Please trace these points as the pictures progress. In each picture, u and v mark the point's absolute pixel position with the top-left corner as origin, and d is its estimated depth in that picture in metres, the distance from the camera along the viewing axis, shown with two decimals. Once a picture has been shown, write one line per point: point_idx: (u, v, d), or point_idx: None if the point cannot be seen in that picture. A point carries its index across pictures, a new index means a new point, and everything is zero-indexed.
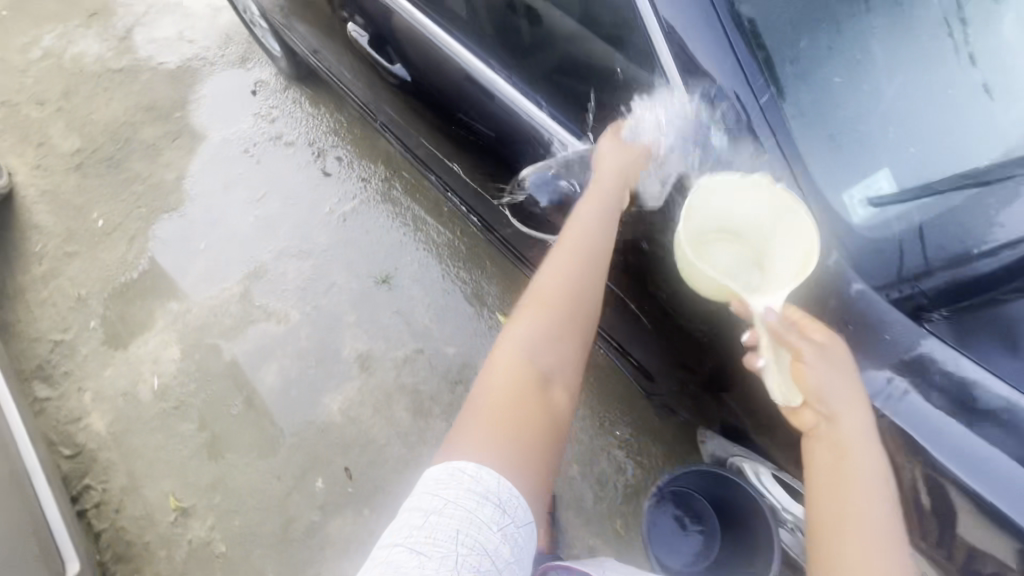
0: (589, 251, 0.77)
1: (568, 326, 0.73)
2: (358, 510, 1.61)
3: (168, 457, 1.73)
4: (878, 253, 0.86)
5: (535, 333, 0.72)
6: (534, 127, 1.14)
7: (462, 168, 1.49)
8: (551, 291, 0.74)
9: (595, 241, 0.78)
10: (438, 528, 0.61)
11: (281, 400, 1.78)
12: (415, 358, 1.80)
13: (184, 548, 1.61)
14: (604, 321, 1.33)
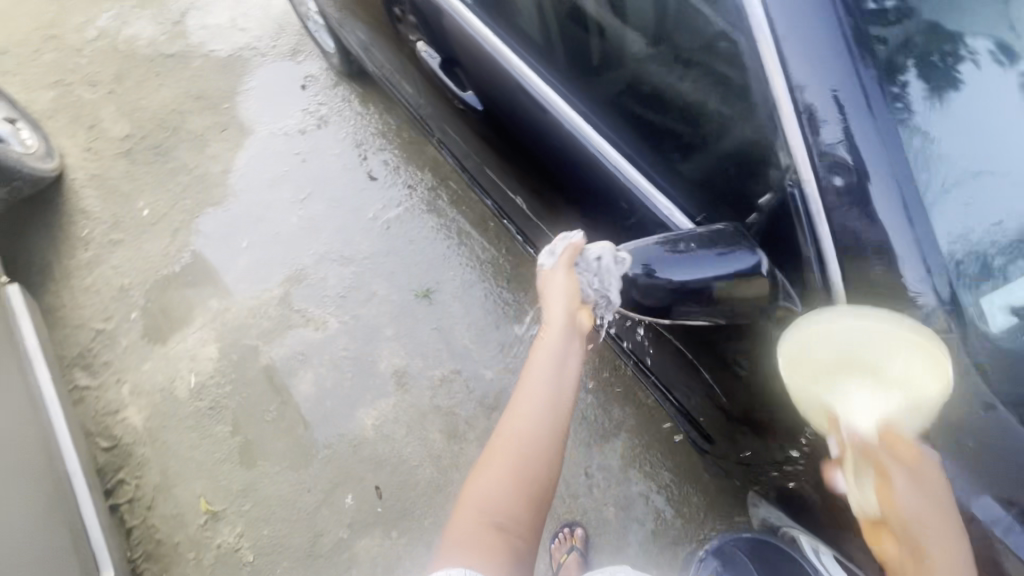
0: (544, 390, 0.83)
1: (530, 455, 0.79)
2: (386, 531, 1.59)
3: (201, 458, 1.73)
4: (1009, 364, 0.79)
5: (499, 466, 0.78)
6: (615, 174, 1.07)
7: (522, 198, 1.43)
8: (513, 426, 0.81)
9: (555, 372, 0.85)
10: None
11: (315, 409, 1.76)
12: (452, 379, 1.76)
13: (212, 552, 1.60)
14: (667, 377, 1.27)
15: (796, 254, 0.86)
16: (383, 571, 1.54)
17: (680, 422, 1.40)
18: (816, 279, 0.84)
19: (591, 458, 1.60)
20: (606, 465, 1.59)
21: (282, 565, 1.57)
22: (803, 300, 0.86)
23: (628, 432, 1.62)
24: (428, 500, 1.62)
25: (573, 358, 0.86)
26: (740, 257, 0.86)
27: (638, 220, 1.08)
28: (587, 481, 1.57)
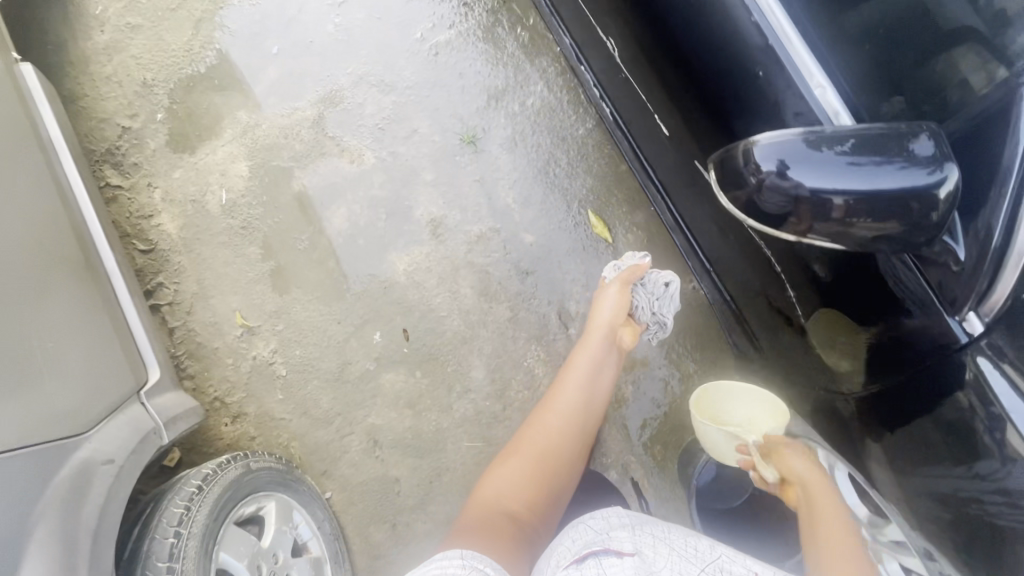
0: (569, 411, 1.24)
1: (541, 463, 1.15)
2: (411, 370, 1.66)
3: (235, 275, 1.75)
4: None
5: (516, 473, 1.14)
6: (767, 43, 0.94)
7: (626, 55, 1.27)
8: (536, 440, 1.19)
9: (574, 401, 1.25)
10: (572, 541, 0.88)
11: (348, 245, 1.72)
12: (490, 237, 1.68)
13: (249, 362, 1.71)
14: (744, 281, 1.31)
15: (987, 180, 0.82)
16: (406, 404, 1.65)
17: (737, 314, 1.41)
18: (998, 215, 0.81)
19: None
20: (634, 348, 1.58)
21: (312, 384, 1.68)
22: (967, 239, 0.85)
23: None
24: (453, 350, 1.65)
25: (601, 383, 1.30)
26: (898, 177, 0.74)
27: (769, 95, 0.96)
28: None
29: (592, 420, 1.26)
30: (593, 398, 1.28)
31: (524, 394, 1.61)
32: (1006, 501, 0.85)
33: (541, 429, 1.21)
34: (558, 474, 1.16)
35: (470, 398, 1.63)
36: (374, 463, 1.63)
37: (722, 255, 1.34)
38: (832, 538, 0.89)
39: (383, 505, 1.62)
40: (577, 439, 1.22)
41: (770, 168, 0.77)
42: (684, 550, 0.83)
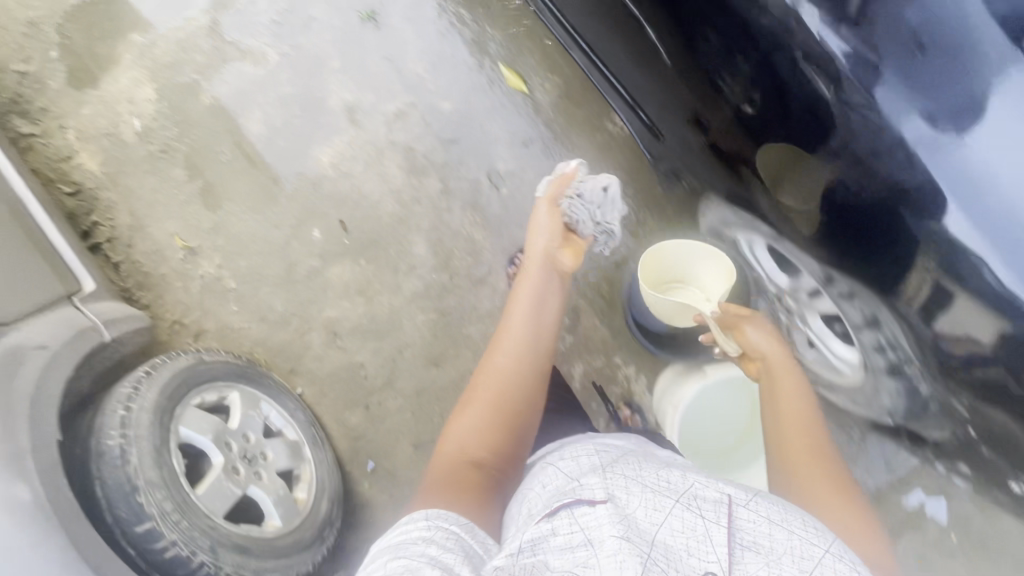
0: (522, 340, 1.08)
1: (501, 404, 1.00)
2: (355, 259, 1.67)
3: (166, 200, 1.74)
4: None
5: (476, 421, 0.99)
6: None
7: None
8: (492, 381, 1.03)
9: (525, 332, 1.10)
10: (538, 497, 0.81)
11: (270, 149, 1.70)
12: (408, 112, 1.65)
13: (198, 281, 1.72)
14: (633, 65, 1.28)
15: None
16: (357, 292, 1.67)
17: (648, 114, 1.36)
18: None
19: None
20: None
21: (263, 290, 1.70)
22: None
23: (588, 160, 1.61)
24: (392, 231, 1.66)
25: (551, 308, 1.17)
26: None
27: None
28: None
29: (548, 342, 1.11)
30: (544, 322, 1.13)
31: (467, 260, 1.63)
32: None
33: (492, 370, 1.05)
34: (523, 409, 1.01)
35: (416, 274, 1.65)
36: (337, 352, 1.68)
37: (613, 46, 1.33)
38: (811, 461, 0.95)
39: (353, 391, 1.67)
40: (536, 368, 1.06)
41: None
42: (662, 485, 0.73)
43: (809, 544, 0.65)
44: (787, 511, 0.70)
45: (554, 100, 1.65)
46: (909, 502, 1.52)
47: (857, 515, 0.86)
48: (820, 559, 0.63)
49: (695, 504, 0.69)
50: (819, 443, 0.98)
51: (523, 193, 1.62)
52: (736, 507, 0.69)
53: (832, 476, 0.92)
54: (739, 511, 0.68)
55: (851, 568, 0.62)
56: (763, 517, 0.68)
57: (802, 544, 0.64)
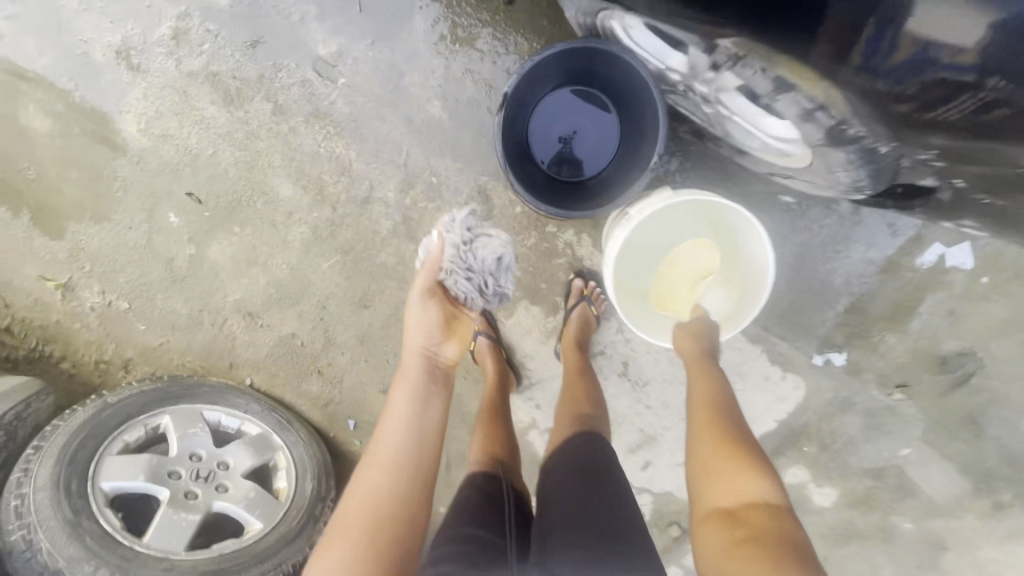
0: (402, 451, 0.95)
1: (376, 529, 0.86)
2: (227, 229, 1.43)
3: (9, 244, 1.51)
4: None
5: (345, 555, 0.83)
6: None
7: None
8: (369, 500, 0.89)
9: (405, 445, 0.96)
10: None
11: (70, 141, 1.39)
12: (186, 28, 1.27)
13: (93, 315, 1.55)
14: None
15: None
16: (248, 264, 1.45)
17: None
18: None
19: (393, 52, 1.25)
20: (413, 52, 1.25)
21: (159, 298, 1.52)
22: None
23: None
24: (247, 182, 1.38)
25: (433, 411, 1.02)
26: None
27: None
28: (401, 82, 1.27)
29: (432, 453, 0.99)
30: (426, 429, 1.00)
31: (342, 182, 1.35)
32: None
33: (366, 492, 0.91)
34: (401, 544, 0.86)
35: (297, 219, 1.40)
36: (264, 331, 1.52)
37: None
38: (726, 448, 0.89)
39: (300, 363, 1.54)
40: (421, 481, 0.94)
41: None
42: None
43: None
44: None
45: None
46: (926, 261, 1.26)
47: (750, 491, 0.82)
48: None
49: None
50: (738, 435, 0.92)
51: (365, 76, 1.27)
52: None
53: (750, 463, 0.86)
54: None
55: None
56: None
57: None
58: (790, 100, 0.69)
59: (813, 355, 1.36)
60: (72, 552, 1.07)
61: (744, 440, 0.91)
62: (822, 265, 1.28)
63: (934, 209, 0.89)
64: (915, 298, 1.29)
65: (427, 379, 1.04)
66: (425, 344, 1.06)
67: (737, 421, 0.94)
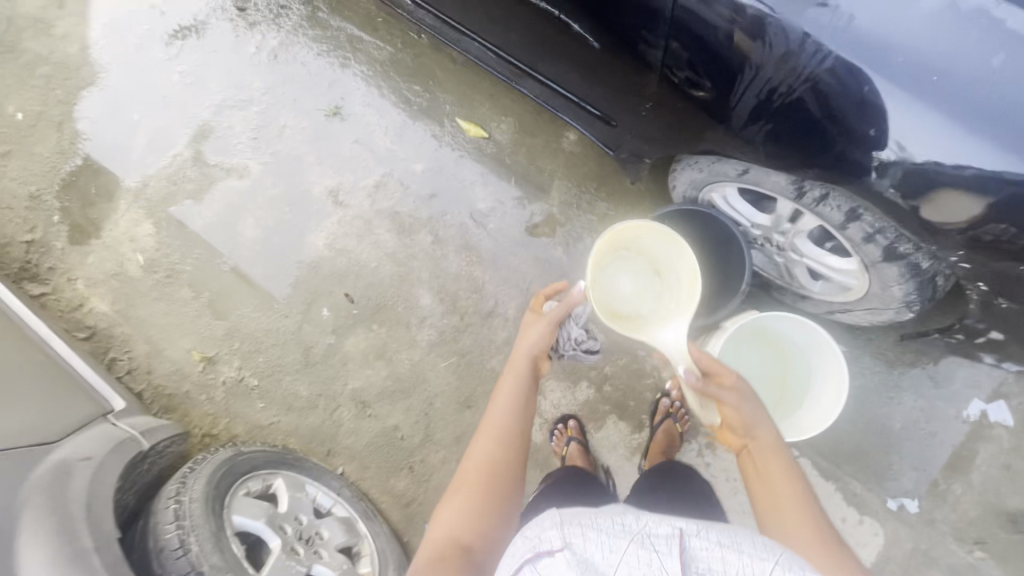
0: (503, 429, 1.04)
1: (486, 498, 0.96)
2: (367, 326, 1.72)
3: (178, 319, 1.80)
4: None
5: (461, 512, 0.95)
6: None
7: None
8: (476, 470, 1.00)
9: (509, 426, 1.05)
10: None
11: (267, 246, 1.81)
12: (386, 182, 1.78)
13: (221, 389, 1.74)
14: (559, 73, 1.26)
15: None
16: (376, 357, 1.70)
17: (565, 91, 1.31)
18: None
19: (532, 211, 1.71)
20: (547, 213, 1.70)
21: (286, 379, 1.72)
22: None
23: (561, 180, 1.72)
24: (396, 290, 1.72)
25: (532, 400, 1.10)
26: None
27: None
28: (534, 230, 1.70)
29: (527, 434, 1.07)
30: (525, 412, 1.08)
31: (473, 298, 1.68)
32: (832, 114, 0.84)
33: (475, 458, 1.02)
34: (505, 502, 0.98)
35: (429, 323, 1.69)
36: (370, 421, 1.67)
37: (535, 58, 1.28)
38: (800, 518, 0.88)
39: (394, 456, 1.64)
40: (520, 449, 1.04)
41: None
42: (618, 529, 0.59)
43: (761, 561, 0.57)
44: (736, 533, 0.61)
45: (514, 137, 1.74)
46: (970, 414, 1.45)
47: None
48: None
49: (648, 542, 0.57)
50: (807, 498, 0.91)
51: (508, 224, 1.71)
52: (688, 538, 0.58)
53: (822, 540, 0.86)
54: (694, 540, 0.58)
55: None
56: (717, 544, 0.58)
57: (757, 563, 0.56)
58: (854, 229, 0.98)
59: (886, 498, 1.45)
60: (214, 560, 1.10)
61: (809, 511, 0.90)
62: (880, 409, 1.48)
63: (969, 330, 1.11)
64: (969, 450, 1.45)
65: (530, 368, 1.12)
66: (537, 350, 1.13)
67: (802, 489, 0.92)
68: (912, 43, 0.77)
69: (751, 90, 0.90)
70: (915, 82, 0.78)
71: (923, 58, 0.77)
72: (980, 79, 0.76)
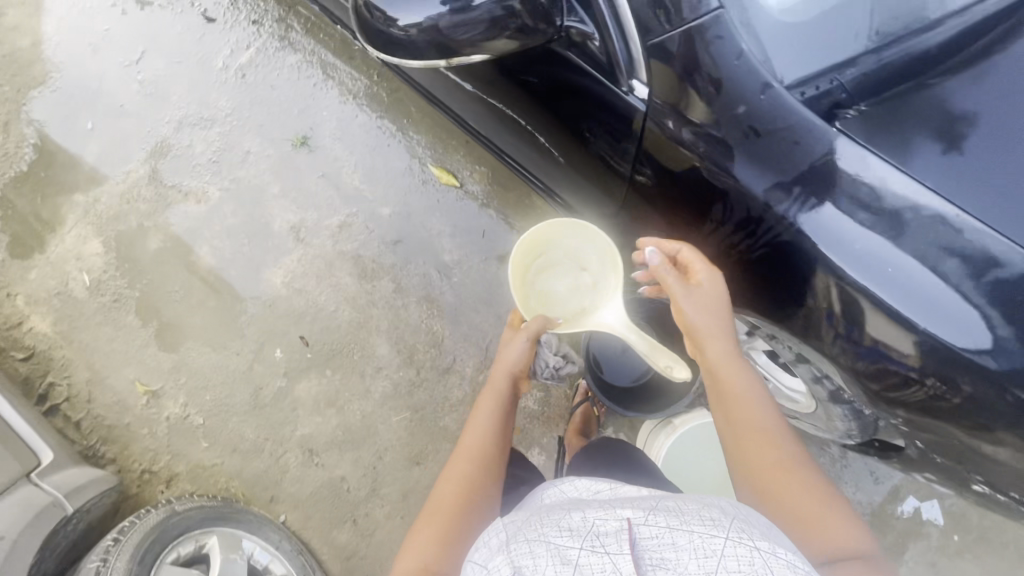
0: (476, 449, 1.02)
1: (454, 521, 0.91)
2: (320, 371, 1.67)
3: (123, 347, 1.73)
4: (782, 143, 0.72)
5: (430, 538, 0.90)
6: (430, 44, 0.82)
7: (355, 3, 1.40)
8: (447, 495, 0.96)
9: (483, 444, 1.03)
10: (586, 491, 0.76)
11: (222, 278, 1.74)
12: (351, 223, 1.72)
13: (164, 424, 1.69)
14: (528, 164, 1.23)
15: None
16: (327, 405, 1.66)
17: (533, 172, 1.25)
18: None
19: (500, 269, 1.67)
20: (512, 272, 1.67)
21: (233, 420, 1.68)
22: (588, 13, 0.78)
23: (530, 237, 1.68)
24: (353, 337, 1.68)
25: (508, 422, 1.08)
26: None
27: None
28: (498, 287, 1.67)
29: (501, 456, 1.03)
30: (501, 433, 1.06)
31: (430, 353, 1.65)
32: (786, 291, 0.81)
33: (449, 480, 0.99)
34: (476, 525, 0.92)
35: (384, 374, 1.65)
36: (316, 470, 1.64)
37: (504, 143, 1.24)
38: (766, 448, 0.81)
39: (339, 507, 1.62)
40: (496, 470, 1.01)
41: (433, 13, 0.78)
42: (565, 535, 0.58)
43: (709, 539, 0.56)
44: (682, 513, 0.61)
45: (485, 189, 1.70)
46: (904, 510, 1.50)
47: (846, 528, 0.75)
48: (721, 551, 0.55)
49: (598, 542, 0.55)
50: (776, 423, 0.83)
51: (473, 279, 1.67)
52: (636, 528, 0.57)
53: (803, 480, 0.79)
54: (642, 528, 0.57)
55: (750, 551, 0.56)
56: (665, 528, 0.57)
57: (704, 540, 0.56)
58: (803, 368, 0.98)
59: None
60: None
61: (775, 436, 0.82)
62: None
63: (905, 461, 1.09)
64: (899, 545, 1.49)
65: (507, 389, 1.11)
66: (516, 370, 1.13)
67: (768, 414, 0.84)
68: (866, 225, 0.71)
69: (714, 236, 0.85)
70: (866, 264, 0.72)
71: (875, 242, 0.71)
72: (930, 275, 0.70)
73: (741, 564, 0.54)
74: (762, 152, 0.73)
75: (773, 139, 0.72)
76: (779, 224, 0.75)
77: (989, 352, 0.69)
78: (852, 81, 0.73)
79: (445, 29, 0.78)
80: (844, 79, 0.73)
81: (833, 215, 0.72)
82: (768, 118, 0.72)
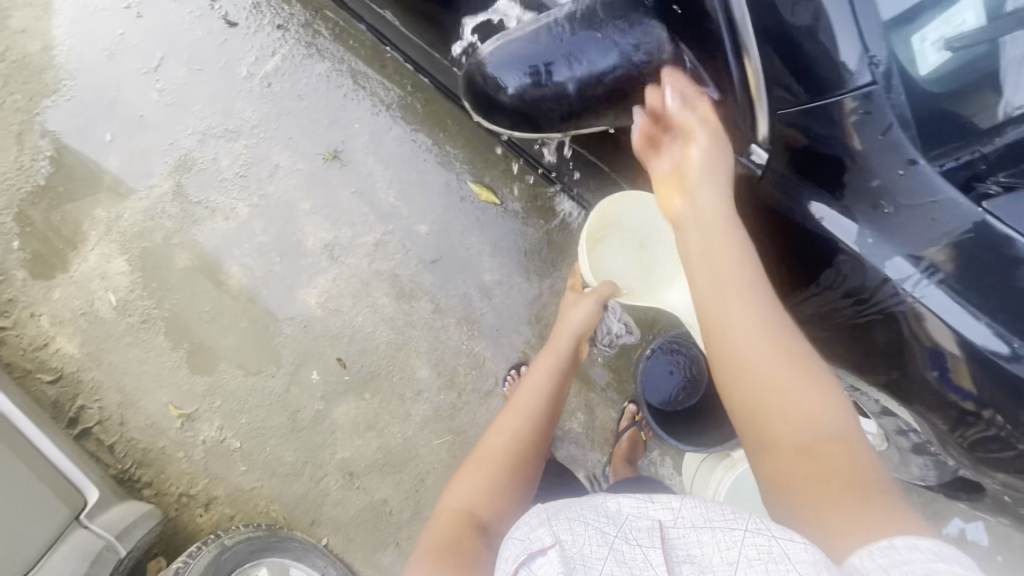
0: (532, 405, 1.07)
1: (507, 472, 0.95)
2: (359, 394, 1.64)
3: (154, 369, 1.69)
4: (925, 222, 0.76)
5: (480, 483, 0.93)
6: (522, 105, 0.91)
7: (397, 17, 1.33)
8: (497, 445, 1.00)
9: (537, 397, 1.08)
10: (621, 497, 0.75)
11: (254, 298, 1.69)
12: (386, 241, 1.66)
13: (200, 448, 1.66)
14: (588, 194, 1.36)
15: (713, 53, 0.82)
16: (366, 427, 1.64)
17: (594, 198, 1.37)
18: (727, 58, 0.81)
19: (542, 288, 1.63)
20: (554, 292, 1.63)
21: (271, 443, 1.65)
22: (716, 82, 0.85)
23: (573, 255, 1.64)
24: (390, 359, 1.64)
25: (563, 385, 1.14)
26: (599, 51, 0.84)
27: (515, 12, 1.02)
28: (541, 307, 1.63)
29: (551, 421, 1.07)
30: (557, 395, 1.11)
31: (472, 374, 1.63)
32: (895, 354, 0.84)
33: (500, 432, 1.03)
34: (525, 472, 0.97)
35: (424, 397, 1.63)
36: (357, 494, 1.62)
37: None
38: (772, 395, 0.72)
39: (380, 531, 1.60)
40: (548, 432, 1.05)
41: (514, 82, 0.88)
42: (601, 521, 0.59)
43: (730, 530, 0.55)
44: (707, 505, 0.60)
45: (526, 207, 1.66)
46: (950, 531, 1.50)
47: (820, 418, 0.69)
48: (743, 541, 0.54)
49: (628, 535, 0.56)
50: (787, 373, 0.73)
51: (514, 299, 1.63)
52: (667, 528, 0.57)
53: (819, 415, 0.69)
54: (671, 528, 0.57)
55: (773, 540, 0.53)
56: (692, 527, 0.56)
57: (723, 533, 0.55)
58: (887, 420, 0.99)
59: None
60: None
61: (794, 361, 0.73)
62: None
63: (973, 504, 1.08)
64: None
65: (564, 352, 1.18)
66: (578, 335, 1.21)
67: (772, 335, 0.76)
68: (989, 307, 0.74)
69: (814, 300, 0.90)
70: (988, 341, 0.75)
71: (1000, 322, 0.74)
72: None
73: (759, 553, 0.52)
74: (886, 227, 0.78)
75: (905, 217, 0.77)
76: (892, 297, 0.79)
77: (1015, 357, 0.74)
78: (993, 155, 0.79)
79: (530, 99, 0.90)
80: (983, 152, 0.80)
81: (958, 295, 0.75)
82: (898, 195, 0.77)
